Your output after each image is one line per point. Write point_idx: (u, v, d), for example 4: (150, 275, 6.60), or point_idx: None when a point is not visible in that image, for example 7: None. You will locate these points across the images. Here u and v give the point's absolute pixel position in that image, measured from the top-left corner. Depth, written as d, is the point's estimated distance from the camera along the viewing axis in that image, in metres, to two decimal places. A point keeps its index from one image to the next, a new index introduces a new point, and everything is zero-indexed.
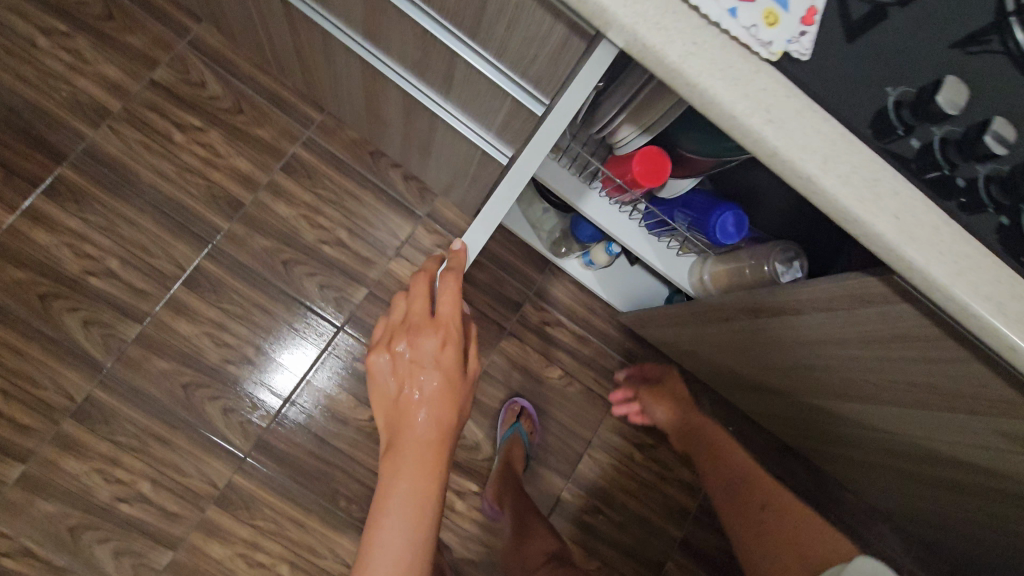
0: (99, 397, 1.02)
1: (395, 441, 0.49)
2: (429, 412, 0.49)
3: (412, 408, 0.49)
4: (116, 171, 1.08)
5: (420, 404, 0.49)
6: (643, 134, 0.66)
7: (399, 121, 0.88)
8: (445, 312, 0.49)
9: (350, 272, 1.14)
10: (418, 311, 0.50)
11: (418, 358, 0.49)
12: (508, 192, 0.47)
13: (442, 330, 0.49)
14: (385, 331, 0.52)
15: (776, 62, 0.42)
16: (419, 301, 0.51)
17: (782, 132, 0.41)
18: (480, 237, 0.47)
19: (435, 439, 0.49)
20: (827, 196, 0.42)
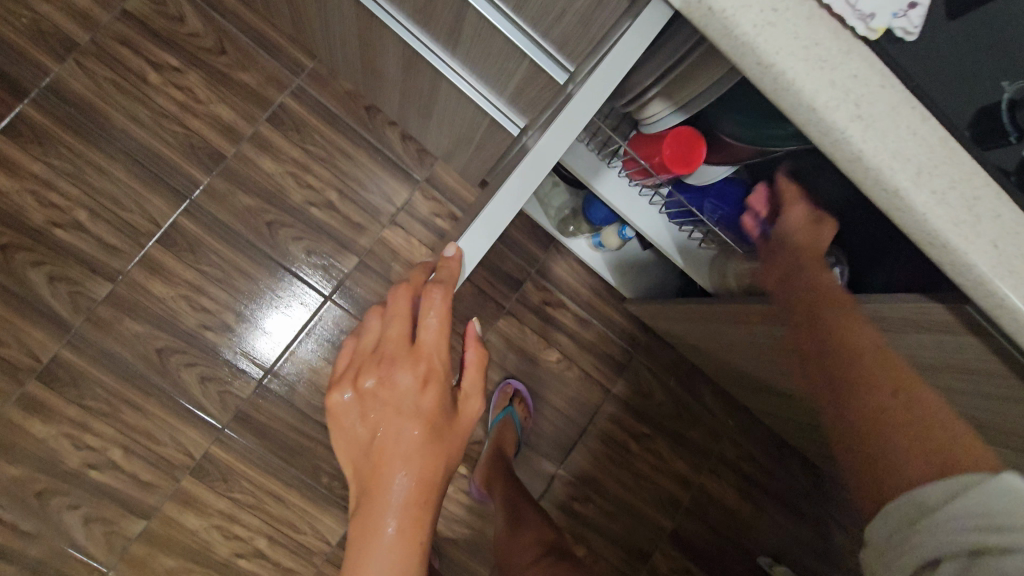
0: (67, 358, 0.95)
1: (364, 500, 0.42)
2: (407, 464, 0.42)
3: (389, 458, 0.42)
4: (85, 112, 0.97)
5: (396, 454, 0.42)
6: (677, 112, 0.57)
7: (398, 76, 0.78)
8: (427, 340, 0.42)
9: (338, 238, 1.05)
10: (394, 339, 0.43)
11: (394, 396, 0.42)
12: (524, 184, 0.41)
13: (424, 363, 0.42)
14: (352, 362, 0.45)
15: (876, 41, 0.36)
16: (396, 326, 0.43)
17: (869, 130, 0.35)
18: (480, 247, 0.42)
19: (417, 495, 0.42)
20: (916, 214, 0.35)
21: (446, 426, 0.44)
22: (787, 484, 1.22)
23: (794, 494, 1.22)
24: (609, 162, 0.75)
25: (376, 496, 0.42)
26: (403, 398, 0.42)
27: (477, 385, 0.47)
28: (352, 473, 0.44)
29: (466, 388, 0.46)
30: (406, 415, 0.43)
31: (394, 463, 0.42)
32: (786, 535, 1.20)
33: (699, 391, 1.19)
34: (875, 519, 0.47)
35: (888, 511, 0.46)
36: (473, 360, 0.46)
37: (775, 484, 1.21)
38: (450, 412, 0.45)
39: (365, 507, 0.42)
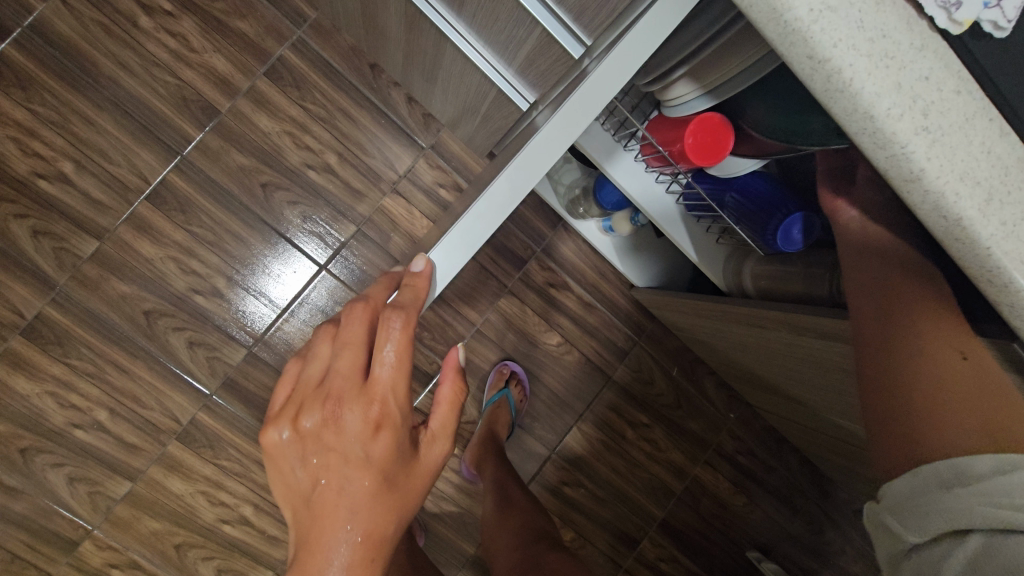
0: (52, 316, 0.93)
1: (301, 557, 0.39)
2: (352, 516, 0.40)
3: (333, 509, 0.40)
4: (69, 56, 0.91)
5: (342, 505, 0.40)
6: (705, 97, 0.52)
7: (401, 35, 0.72)
8: (380, 378, 0.41)
9: (335, 204, 1.00)
10: (343, 374, 0.41)
11: (340, 439, 0.40)
12: (515, 188, 0.39)
13: (380, 403, 0.41)
14: (292, 396, 0.42)
15: (957, 36, 0.31)
16: (347, 360, 0.41)
17: (936, 146, 0.29)
18: (456, 261, 0.41)
19: (363, 552, 0.39)
20: (978, 250, 0.30)
21: (400, 474, 0.42)
22: (783, 480, 1.19)
23: (790, 489, 1.19)
24: (626, 145, 0.69)
25: (315, 553, 0.39)
26: (352, 443, 0.40)
27: (444, 432, 0.45)
28: (291, 520, 0.42)
29: (432, 430, 0.45)
30: (354, 463, 0.40)
31: (337, 515, 0.39)
32: (777, 529, 1.18)
33: (701, 381, 1.16)
34: (905, 477, 0.42)
35: (924, 469, 0.41)
36: (449, 396, 0.45)
37: (771, 478, 1.19)
38: (405, 461, 0.42)
39: (302, 565, 0.39)
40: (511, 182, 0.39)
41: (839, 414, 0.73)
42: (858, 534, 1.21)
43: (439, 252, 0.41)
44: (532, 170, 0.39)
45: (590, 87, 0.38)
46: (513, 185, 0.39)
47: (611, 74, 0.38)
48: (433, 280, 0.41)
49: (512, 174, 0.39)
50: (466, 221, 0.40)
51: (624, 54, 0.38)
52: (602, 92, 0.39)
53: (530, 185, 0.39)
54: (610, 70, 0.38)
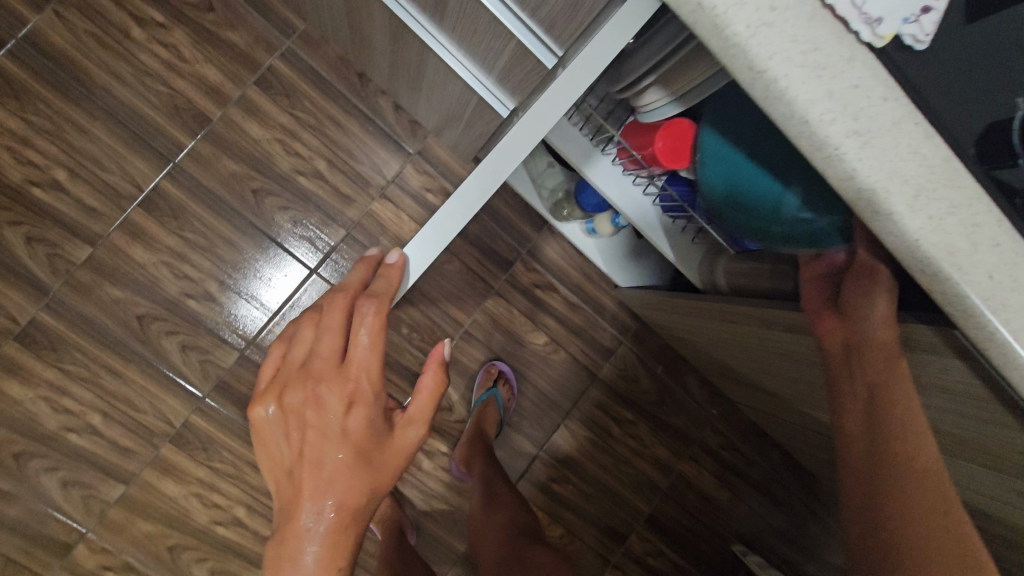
0: (45, 321, 0.94)
1: (283, 522, 0.43)
2: (330, 489, 0.43)
3: (312, 480, 0.43)
4: (63, 66, 0.93)
5: (320, 477, 0.43)
6: (674, 103, 0.55)
7: (386, 44, 0.74)
8: (356, 360, 0.44)
9: (325, 209, 1.02)
10: (322, 356, 0.44)
11: (319, 416, 0.44)
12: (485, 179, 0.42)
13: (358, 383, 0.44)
14: (278, 375, 0.45)
15: (881, 49, 0.34)
16: (328, 340, 0.44)
17: (866, 147, 0.32)
18: (427, 252, 0.44)
19: (338, 519, 0.43)
20: (908, 243, 0.33)
21: (375, 451, 0.45)
22: (765, 475, 1.22)
23: (772, 483, 1.22)
24: (603, 149, 0.72)
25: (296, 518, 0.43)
26: (332, 419, 0.43)
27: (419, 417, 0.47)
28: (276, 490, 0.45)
29: (409, 414, 0.47)
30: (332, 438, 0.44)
31: (316, 486, 0.43)
32: (761, 522, 1.21)
33: (683, 378, 1.19)
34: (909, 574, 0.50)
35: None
36: (430, 386, 0.47)
37: (754, 472, 1.21)
38: (380, 438, 0.45)
39: (284, 530, 0.43)
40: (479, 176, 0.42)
41: (811, 405, 0.76)
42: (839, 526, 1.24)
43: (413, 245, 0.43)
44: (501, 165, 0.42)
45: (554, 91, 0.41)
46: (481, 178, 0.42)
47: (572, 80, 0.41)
48: (405, 270, 0.44)
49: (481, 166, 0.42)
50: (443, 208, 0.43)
51: (587, 61, 0.40)
52: (567, 94, 0.41)
53: (495, 185, 0.43)
54: (573, 76, 0.41)
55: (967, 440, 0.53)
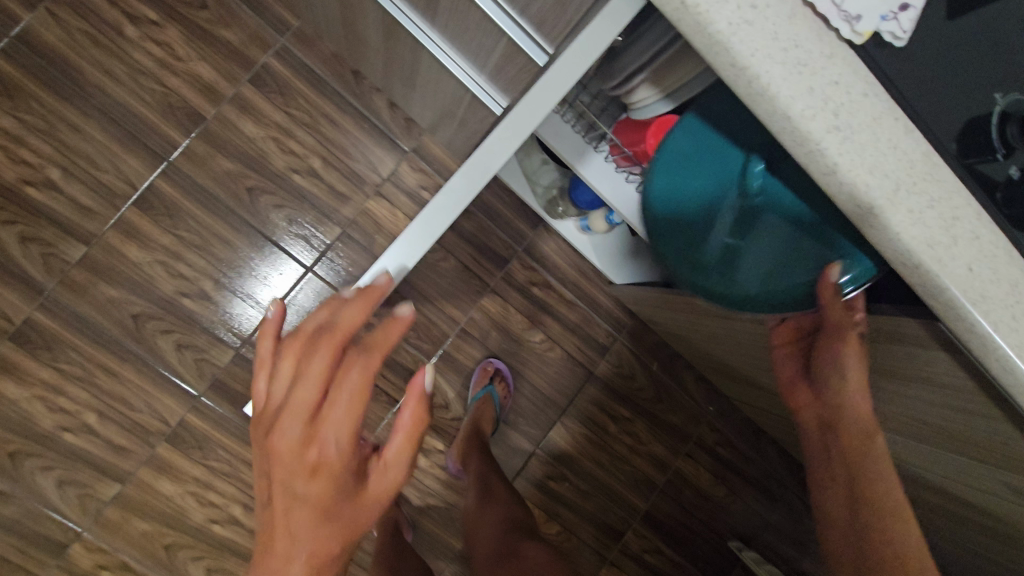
0: (40, 321, 0.94)
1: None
2: (291, 552, 0.39)
3: (276, 539, 0.39)
4: (56, 64, 0.93)
5: (282, 536, 0.39)
6: (665, 100, 0.55)
7: (379, 41, 0.74)
8: (328, 414, 0.39)
9: (321, 207, 1.02)
10: (293, 405, 0.39)
11: (284, 471, 0.39)
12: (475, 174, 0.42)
13: (326, 442, 0.39)
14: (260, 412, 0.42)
15: (860, 45, 0.33)
16: (306, 390, 0.39)
17: (847, 143, 0.32)
18: (415, 251, 0.43)
19: None
20: (889, 237, 0.33)
21: (343, 509, 0.40)
22: (761, 472, 1.21)
23: (768, 479, 1.22)
24: (596, 146, 0.72)
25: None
26: (292, 479, 0.39)
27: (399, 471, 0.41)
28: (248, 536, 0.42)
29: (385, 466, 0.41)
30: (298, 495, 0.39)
31: (278, 546, 0.39)
32: (757, 519, 1.21)
33: (679, 374, 1.19)
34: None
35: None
36: (407, 428, 0.41)
37: (750, 469, 1.21)
38: (352, 497, 0.40)
39: None
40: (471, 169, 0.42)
41: None
42: None
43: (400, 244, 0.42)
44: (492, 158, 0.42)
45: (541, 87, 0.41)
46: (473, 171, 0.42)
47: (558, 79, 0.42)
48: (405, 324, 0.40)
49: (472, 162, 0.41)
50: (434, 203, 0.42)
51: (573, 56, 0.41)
52: (556, 88, 0.42)
53: (482, 182, 0.42)
54: (559, 74, 0.41)
55: (954, 430, 0.53)
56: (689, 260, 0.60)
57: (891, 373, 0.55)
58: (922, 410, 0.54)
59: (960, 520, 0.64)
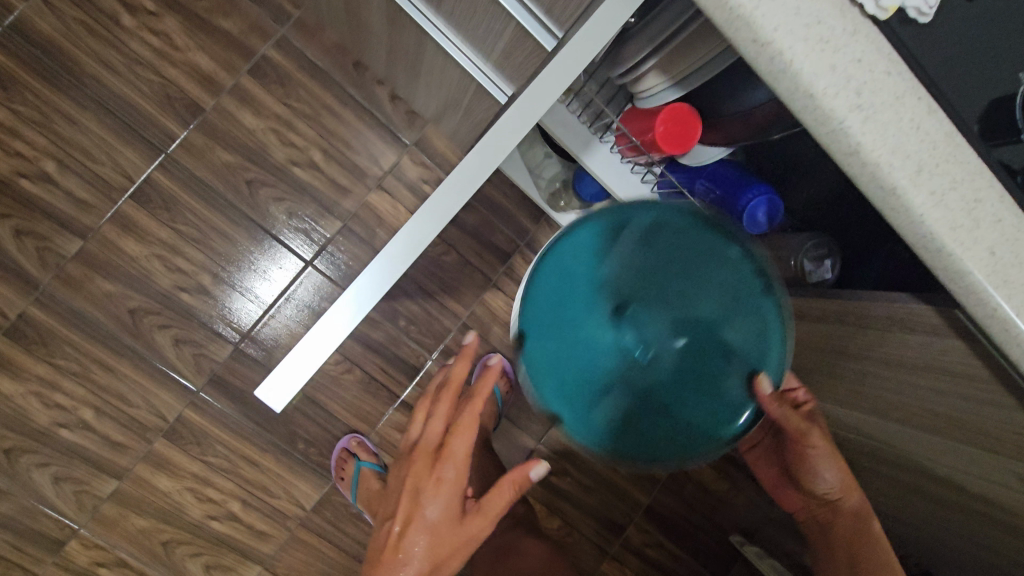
0: (35, 315, 0.93)
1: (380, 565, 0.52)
2: (418, 541, 0.52)
3: (406, 536, 0.52)
4: (51, 55, 0.92)
5: (413, 536, 0.52)
6: (675, 88, 0.56)
7: (384, 30, 0.73)
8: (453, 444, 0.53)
9: (321, 200, 1.01)
10: (432, 432, 0.54)
11: (420, 488, 0.53)
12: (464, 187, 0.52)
13: (449, 466, 0.53)
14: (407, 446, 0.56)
15: (884, 22, 0.33)
16: (436, 422, 0.54)
17: (869, 122, 0.32)
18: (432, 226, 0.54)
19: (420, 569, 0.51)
20: (911, 218, 0.33)
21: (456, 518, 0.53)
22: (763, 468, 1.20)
23: None
24: (602, 137, 0.72)
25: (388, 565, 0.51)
26: (421, 496, 0.53)
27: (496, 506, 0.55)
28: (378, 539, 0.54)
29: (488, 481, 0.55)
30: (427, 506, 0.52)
31: (408, 541, 0.52)
32: None
33: None
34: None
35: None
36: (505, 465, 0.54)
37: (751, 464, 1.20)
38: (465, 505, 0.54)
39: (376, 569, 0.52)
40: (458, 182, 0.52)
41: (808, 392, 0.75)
42: None
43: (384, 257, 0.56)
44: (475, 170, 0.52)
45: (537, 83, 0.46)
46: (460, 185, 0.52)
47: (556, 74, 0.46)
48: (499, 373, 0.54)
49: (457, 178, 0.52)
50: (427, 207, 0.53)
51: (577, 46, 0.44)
52: (564, 73, 0.46)
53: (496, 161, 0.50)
54: (560, 66, 0.45)
55: (965, 420, 0.52)
56: (552, 361, 0.53)
57: (895, 363, 0.56)
58: (928, 399, 0.54)
59: (963, 513, 0.62)
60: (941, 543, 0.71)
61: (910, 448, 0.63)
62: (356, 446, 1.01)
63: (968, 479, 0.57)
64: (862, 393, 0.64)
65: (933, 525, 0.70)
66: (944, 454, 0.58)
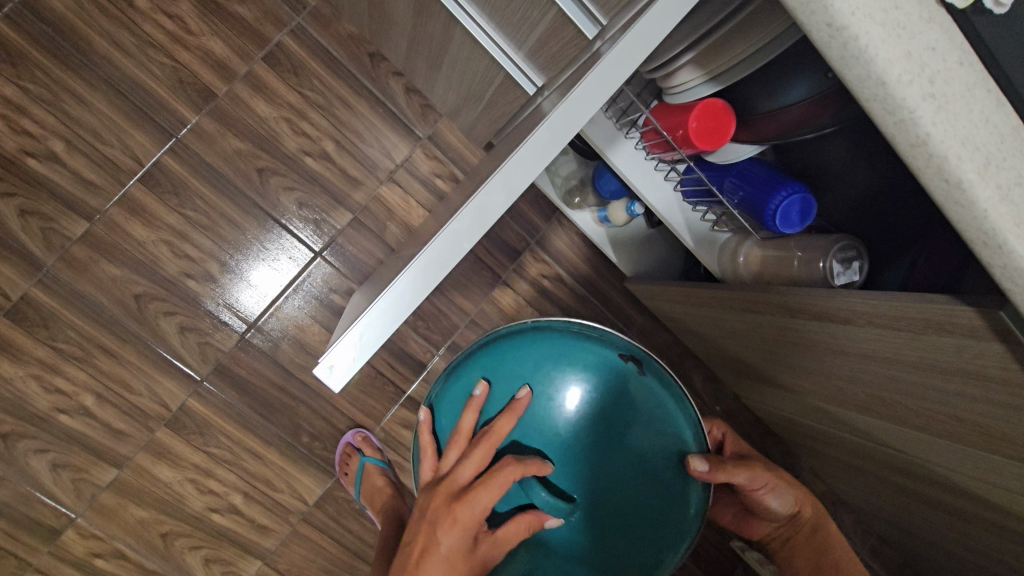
0: (38, 297, 0.91)
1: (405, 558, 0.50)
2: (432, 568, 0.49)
3: (427, 557, 0.49)
4: (63, 34, 0.90)
5: (430, 563, 0.49)
6: (710, 83, 0.55)
7: (408, 19, 0.72)
8: (487, 491, 0.52)
9: (332, 191, 1.00)
10: (467, 471, 0.54)
11: (452, 518, 0.51)
12: (509, 186, 0.39)
13: (466, 509, 0.51)
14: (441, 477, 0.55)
15: (962, 10, 0.34)
16: (467, 467, 0.54)
17: (940, 112, 0.32)
18: (496, 206, 0.39)
19: None
20: (978, 213, 0.33)
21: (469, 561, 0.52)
22: None
23: None
24: (627, 133, 0.71)
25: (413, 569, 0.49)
26: (439, 531, 0.50)
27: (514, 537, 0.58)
28: (402, 547, 0.52)
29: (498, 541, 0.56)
30: (451, 533, 0.50)
31: (427, 562, 0.49)
32: None
33: (689, 374, 1.16)
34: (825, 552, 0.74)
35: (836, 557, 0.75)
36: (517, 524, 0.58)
37: None
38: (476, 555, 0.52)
39: (407, 552, 0.51)
40: (503, 182, 0.39)
41: (825, 399, 0.75)
42: (838, 523, 1.20)
43: (448, 234, 0.39)
44: (525, 171, 0.39)
45: (600, 74, 0.39)
46: (507, 184, 0.39)
47: (612, 73, 0.39)
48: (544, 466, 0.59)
49: (503, 177, 0.39)
50: (474, 201, 0.39)
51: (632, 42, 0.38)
52: (653, 35, 0.38)
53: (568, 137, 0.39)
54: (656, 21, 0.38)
55: (991, 427, 0.53)
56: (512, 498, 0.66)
57: (921, 366, 0.54)
58: (956, 406, 0.54)
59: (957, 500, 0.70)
60: (951, 525, 0.77)
61: (927, 454, 0.65)
62: (361, 441, 1.00)
63: (974, 481, 0.62)
64: (875, 389, 0.63)
65: (945, 512, 0.76)
66: (959, 459, 0.61)
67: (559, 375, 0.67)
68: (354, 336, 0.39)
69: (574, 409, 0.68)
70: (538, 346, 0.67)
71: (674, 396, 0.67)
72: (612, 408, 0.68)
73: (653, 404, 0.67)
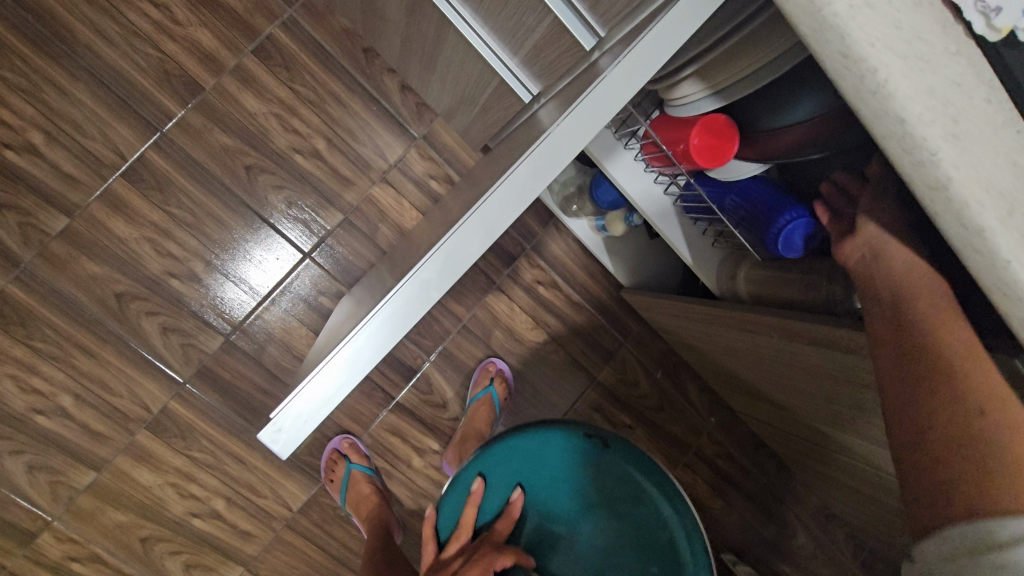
0: (14, 294, 0.88)
1: None
2: None
3: None
4: (43, 20, 0.86)
5: None
6: (712, 97, 0.52)
7: (402, 17, 0.69)
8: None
9: (322, 191, 0.97)
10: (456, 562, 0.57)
11: None
12: (487, 228, 0.36)
13: None
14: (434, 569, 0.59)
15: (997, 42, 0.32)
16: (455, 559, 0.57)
17: (963, 153, 0.30)
18: (471, 250, 0.36)
19: None
20: (1002, 263, 0.30)
21: None
22: (759, 487, 1.16)
23: (766, 494, 1.17)
24: (626, 143, 0.69)
25: None
26: None
27: None
28: None
29: None
30: None
31: None
32: (753, 535, 1.15)
33: (685, 385, 1.14)
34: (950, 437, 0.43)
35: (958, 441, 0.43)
36: None
37: (747, 483, 1.16)
38: None
39: None
40: (483, 218, 0.36)
41: (823, 421, 0.73)
42: (830, 538, 1.18)
43: (416, 282, 0.36)
44: (506, 210, 0.36)
45: (604, 89, 0.36)
46: (485, 224, 0.36)
47: (618, 89, 0.36)
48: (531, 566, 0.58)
49: (481, 217, 0.36)
50: (445, 246, 0.36)
51: (631, 68, 0.36)
52: (667, 44, 0.36)
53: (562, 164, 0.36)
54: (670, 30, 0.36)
55: None
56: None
57: None
58: None
59: None
60: None
61: None
62: (348, 447, 0.98)
63: None
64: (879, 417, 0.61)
65: None
66: None
67: (558, 469, 0.63)
68: (314, 397, 0.36)
69: (569, 510, 0.63)
70: (535, 442, 0.63)
71: (677, 509, 0.61)
72: (613, 512, 0.62)
73: (663, 537, 0.61)
